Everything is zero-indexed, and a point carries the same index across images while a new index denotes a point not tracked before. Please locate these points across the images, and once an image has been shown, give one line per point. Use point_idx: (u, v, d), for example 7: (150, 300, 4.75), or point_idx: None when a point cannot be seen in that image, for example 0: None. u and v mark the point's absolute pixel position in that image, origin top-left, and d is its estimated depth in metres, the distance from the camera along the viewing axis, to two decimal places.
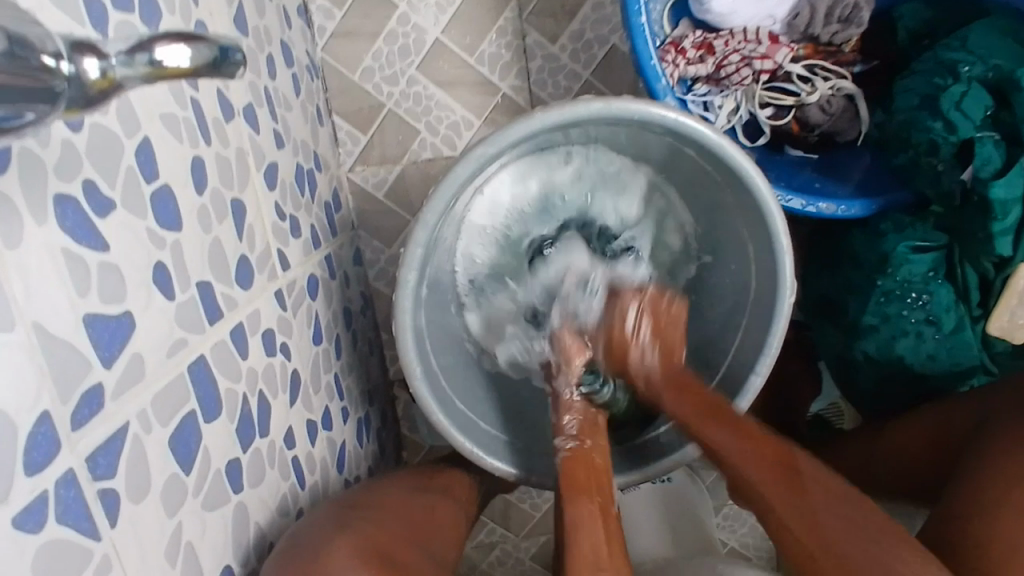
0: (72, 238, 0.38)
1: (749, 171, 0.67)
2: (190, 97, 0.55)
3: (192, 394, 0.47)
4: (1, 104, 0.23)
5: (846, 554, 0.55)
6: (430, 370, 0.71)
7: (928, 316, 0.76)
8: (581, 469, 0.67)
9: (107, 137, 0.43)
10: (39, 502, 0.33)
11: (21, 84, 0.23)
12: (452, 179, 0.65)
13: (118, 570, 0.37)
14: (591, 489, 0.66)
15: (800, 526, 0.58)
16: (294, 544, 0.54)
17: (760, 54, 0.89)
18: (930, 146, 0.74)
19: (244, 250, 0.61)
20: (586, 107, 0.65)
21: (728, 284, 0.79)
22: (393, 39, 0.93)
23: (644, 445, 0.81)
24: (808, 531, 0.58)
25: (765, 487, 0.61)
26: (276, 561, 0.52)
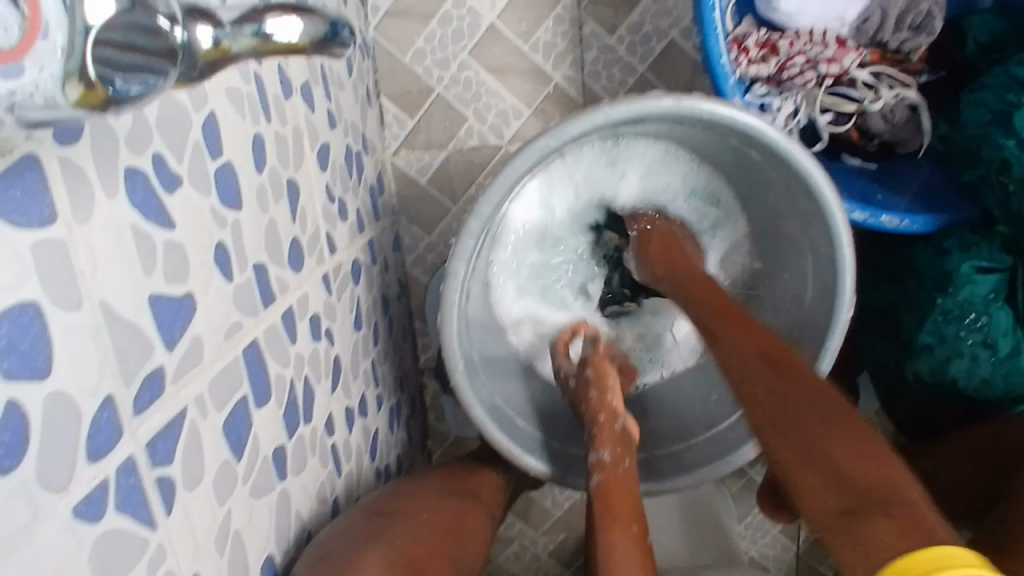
0: (140, 213, 0.36)
1: (820, 182, 0.64)
2: (253, 72, 0.53)
3: (245, 379, 0.46)
4: (117, 70, 0.21)
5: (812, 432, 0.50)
6: (473, 363, 0.70)
7: (986, 339, 0.73)
8: (617, 497, 0.66)
9: (176, 110, 0.41)
10: (100, 490, 0.31)
11: (145, 50, 0.21)
12: (512, 170, 0.63)
13: (171, 559, 0.36)
14: (627, 519, 0.65)
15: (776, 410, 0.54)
16: (325, 550, 0.52)
17: (827, 57, 0.86)
18: (1002, 164, 0.71)
19: (297, 232, 0.60)
20: (654, 104, 0.63)
21: (778, 292, 0.77)
22: (447, 21, 0.91)
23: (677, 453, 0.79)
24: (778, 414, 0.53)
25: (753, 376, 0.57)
26: (307, 565, 0.50)
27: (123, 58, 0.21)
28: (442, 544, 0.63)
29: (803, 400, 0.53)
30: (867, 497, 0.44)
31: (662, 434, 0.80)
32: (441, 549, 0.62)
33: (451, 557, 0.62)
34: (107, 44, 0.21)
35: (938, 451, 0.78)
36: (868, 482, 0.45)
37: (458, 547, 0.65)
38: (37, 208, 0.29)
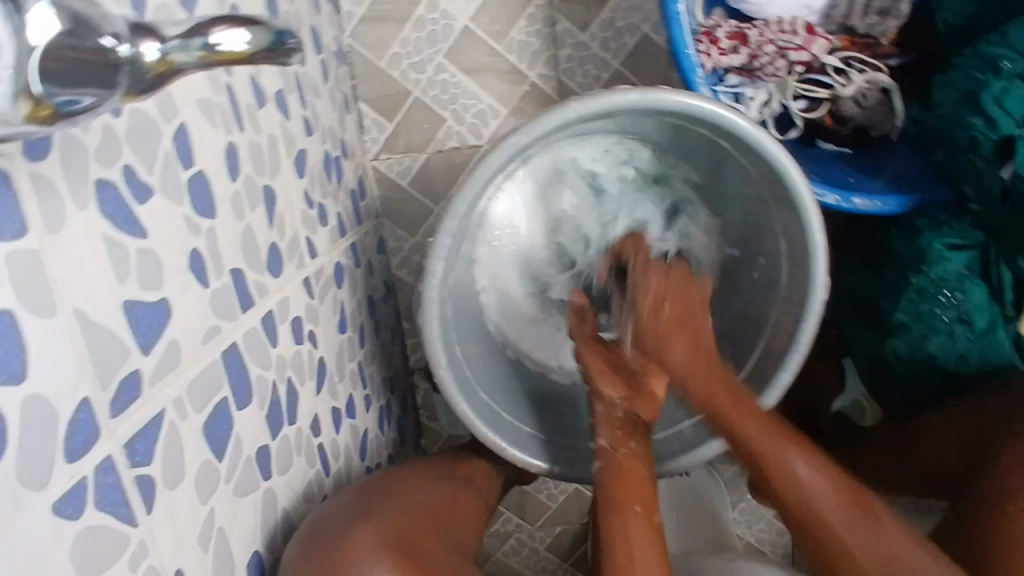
0: (112, 223, 0.38)
1: (787, 167, 0.66)
2: (225, 83, 0.54)
3: (225, 380, 0.48)
4: (62, 85, 0.22)
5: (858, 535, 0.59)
6: (456, 360, 0.71)
7: (961, 315, 0.74)
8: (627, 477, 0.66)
9: (145, 122, 0.42)
10: (79, 488, 0.32)
11: (90, 67, 0.23)
12: (485, 168, 0.64)
13: (154, 555, 0.37)
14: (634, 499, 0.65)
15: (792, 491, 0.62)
16: (317, 528, 0.54)
17: (796, 45, 0.89)
18: (971, 143, 0.71)
19: (275, 238, 0.61)
20: (621, 97, 0.64)
21: (755, 279, 0.79)
22: (422, 25, 0.92)
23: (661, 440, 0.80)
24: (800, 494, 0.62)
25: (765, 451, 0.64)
26: (299, 545, 0.52)
27: (70, 68, 0.22)
28: (436, 525, 0.64)
29: (801, 466, 0.63)
30: (851, 559, 0.58)
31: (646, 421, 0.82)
32: (434, 528, 0.63)
33: (446, 537, 0.64)
34: (54, 60, 0.22)
35: (913, 426, 0.80)
36: (881, 559, 0.58)
37: (449, 525, 0.67)
38: (7, 220, 0.30)
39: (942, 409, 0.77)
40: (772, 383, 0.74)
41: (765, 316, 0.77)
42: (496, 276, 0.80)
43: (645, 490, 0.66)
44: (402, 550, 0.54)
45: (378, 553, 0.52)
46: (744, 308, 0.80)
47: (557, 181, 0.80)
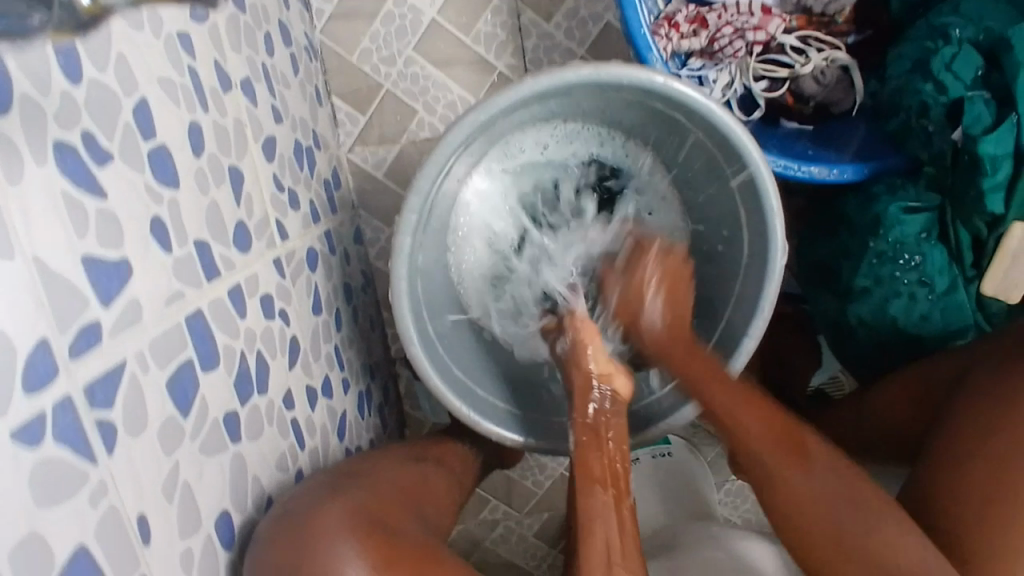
0: (72, 183, 0.40)
1: (739, 136, 0.68)
2: (188, 65, 0.57)
3: (190, 344, 0.49)
4: None
5: (840, 515, 0.60)
6: (428, 336, 0.73)
7: (921, 277, 0.76)
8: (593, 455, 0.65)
9: (106, 94, 0.45)
10: (37, 421, 0.34)
11: None
12: (446, 146, 0.67)
13: (114, 496, 0.39)
14: (605, 480, 0.64)
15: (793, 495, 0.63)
16: (286, 509, 0.55)
17: (753, 26, 0.91)
18: (921, 107, 0.74)
19: (242, 216, 0.63)
20: (575, 73, 0.66)
21: (719, 251, 0.80)
22: (390, 20, 0.95)
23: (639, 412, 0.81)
24: (802, 500, 0.62)
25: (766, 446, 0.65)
26: (269, 523, 0.53)
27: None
28: (405, 501, 0.65)
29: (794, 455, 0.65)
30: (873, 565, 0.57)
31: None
32: (403, 503, 0.64)
33: (414, 512, 0.65)
34: None
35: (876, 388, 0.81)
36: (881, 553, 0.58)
37: (419, 503, 0.68)
38: None
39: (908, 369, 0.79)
40: (738, 349, 0.74)
41: (728, 288, 0.79)
42: (472, 253, 0.83)
43: (615, 473, 0.65)
44: (369, 521, 0.55)
45: (344, 524, 0.53)
46: (712, 280, 0.81)
47: (523, 165, 0.83)
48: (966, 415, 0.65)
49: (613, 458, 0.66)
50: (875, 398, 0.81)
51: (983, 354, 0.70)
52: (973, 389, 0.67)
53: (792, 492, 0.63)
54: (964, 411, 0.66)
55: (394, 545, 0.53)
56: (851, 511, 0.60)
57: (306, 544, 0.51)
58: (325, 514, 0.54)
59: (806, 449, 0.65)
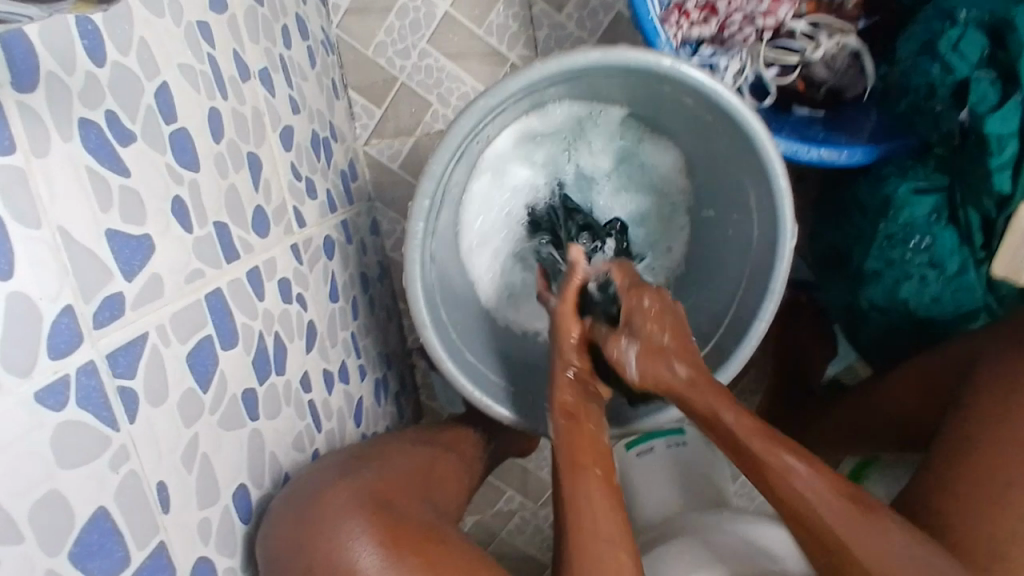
0: (95, 159, 0.41)
1: (746, 118, 0.68)
2: (207, 54, 0.58)
3: (209, 321, 0.51)
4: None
5: None
6: (441, 321, 0.74)
7: (932, 259, 0.76)
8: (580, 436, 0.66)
9: (128, 77, 0.46)
10: (61, 384, 0.36)
11: None
12: (457, 132, 0.68)
13: (134, 460, 0.41)
14: (590, 458, 0.64)
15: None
16: (300, 486, 0.56)
17: (763, 11, 0.91)
18: (928, 89, 0.74)
19: (261, 201, 0.65)
20: (582, 57, 0.67)
21: (729, 235, 0.80)
22: (405, 14, 0.97)
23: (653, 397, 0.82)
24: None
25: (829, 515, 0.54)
26: (285, 497, 0.54)
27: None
28: (414, 483, 0.66)
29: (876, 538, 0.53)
30: None
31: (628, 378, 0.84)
32: (412, 485, 0.65)
33: (426, 498, 0.66)
34: None
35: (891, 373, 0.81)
36: None
37: (429, 488, 0.68)
38: None
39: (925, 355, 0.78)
40: (746, 333, 0.74)
41: (739, 273, 0.79)
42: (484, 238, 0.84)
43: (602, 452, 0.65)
44: (375, 501, 0.56)
45: (351, 504, 0.54)
46: (724, 265, 0.82)
47: (530, 157, 0.84)
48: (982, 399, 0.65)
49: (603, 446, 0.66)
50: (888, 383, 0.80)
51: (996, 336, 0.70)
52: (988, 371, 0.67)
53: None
54: (983, 391, 0.65)
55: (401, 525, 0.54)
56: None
57: (317, 523, 0.52)
58: (334, 494, 0.55)
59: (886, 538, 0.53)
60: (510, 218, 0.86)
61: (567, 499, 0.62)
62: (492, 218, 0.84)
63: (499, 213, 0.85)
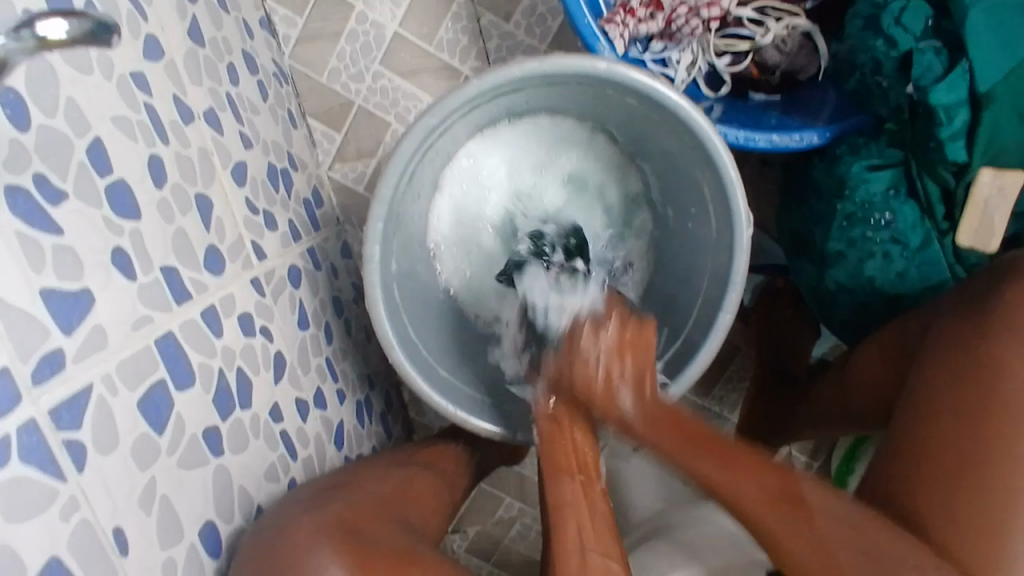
0: (25, 222, 0.43)
1: (688, 111, 0.68)
2: (144, 103, 0.59)
3: (161, 365, 0.52)
4: None
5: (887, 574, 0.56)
6: (409, 341, 0.75)
7: (894, 235, 0.76)
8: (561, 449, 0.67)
9: (57, 137, 0.47)
10: (1, 443, 0.37)
11: None
12: (402, 153, 0.69)
13: (87, 510, 0.42)
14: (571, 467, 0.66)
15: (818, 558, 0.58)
16: (269, 519, 0.57)
17: (707, 2, 0.91)
18: (873, 64, 0.74)
19: (213, 240, 0.66)
20: (519, 68, 0.67)
21: (690, 229, 0.81)
22: (355, 38, 0.98)
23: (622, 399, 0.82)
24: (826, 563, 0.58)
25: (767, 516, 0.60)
26: (255, 531, 0.56)
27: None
28: (384, 508, 0.67)
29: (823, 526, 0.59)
30: None
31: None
32: (383, 511, 0.66)
33: (397, 519, 0.66)
34: None
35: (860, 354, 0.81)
36: None
37: (401, 509, 0.69)
38: None
39: (885, 325, 0.79)
40: (714, 326, 0.74)
41: (701, 265, 0.79)
42: (452, 251, 0.84)
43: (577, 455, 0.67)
44: (344, 532, 0.57)
45: (318, 538, 0.55)
46: (685, 258, 0.82)
47: (495, 171, 0.84)
48: (939, 357, 0.67)
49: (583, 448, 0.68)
50: (856, 365, 0.81)
51: (950, 306, 0.70)
52: (943, 336, 0.68)
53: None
54: (937, 355, 0.67)
55: (369, 551, 0.55)
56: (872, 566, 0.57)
57: (287, 554, 0.53)
58: (299, 528, 0.56)
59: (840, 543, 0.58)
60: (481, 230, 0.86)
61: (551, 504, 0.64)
62: (462, 231, 0.85)
63: (470, 227, 0.85)
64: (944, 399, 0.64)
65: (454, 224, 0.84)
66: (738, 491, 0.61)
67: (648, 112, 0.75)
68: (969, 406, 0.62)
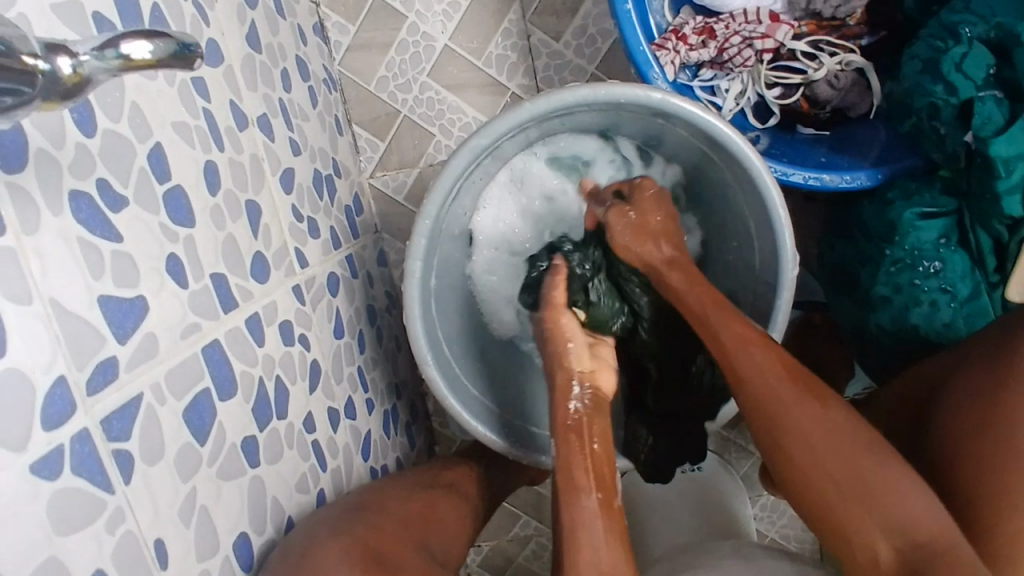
0: (87, 228, 0.43)
1: (741, 147, 0.67)
2: (202, 108, 0.60)
3: (206, 372, 0.52)
4: None
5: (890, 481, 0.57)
6: (443, 357, 0.75)
7: (943, 284, 0.74)
8: (577, 458, 0.64)
9: (119, 141, 0.48)
10: (56, 453, 0.37)
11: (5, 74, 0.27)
12: (450, 171, 0.68)
13: (131, 522, 0.42)
14: (589, 482, 0.62)
15: (819, 443, 0.59)
16: (288, 543, 0.56)
17: (761, 34, 0.89)
18: (930, 109, 0.72)
19: (260, 247, 0.66)
20: (572, 94, 0.67)
21: (732, 260, 0.80)
22: (405, 48, 0.98)
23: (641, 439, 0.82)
24: (825, 448, 0.58)
25: (776, 397, 0.61)
26: (276, 558, 0.54)
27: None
28: (409, 533, 0.66)
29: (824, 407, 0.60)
30: (918, 549, 0.54)
31: (632, 395, 0.87)
32: (408, 537, 0.65)
33: (420, 547, 0.65)
34: None
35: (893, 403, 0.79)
36: (924, 540, 0.55)
37: (426, 538, 0.68)
38: None
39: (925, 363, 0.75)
40: None
41: (743, 302, 0.78)
42: (483, 257, 0.84)
43: (605, 475, 0.64)
44: (367, 560, 0.56)
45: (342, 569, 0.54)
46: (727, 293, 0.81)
47: (532, 197, 0.84)
48: (973, 380, 0.65)
49: (597, 457, 0.65)
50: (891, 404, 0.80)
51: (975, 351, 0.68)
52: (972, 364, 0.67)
53: (876, 513, 0.56)
54: (973, 377, 0.65)
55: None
56: (854, 462, 0.58)
57: None
58: (324, 551, 0.54)
59: (848, 417, 0.60)
60: (513, 234, 0.85)
61: (565, 521, 0.60)
62: (493, 234, 0.84)
63: (501, 232, 0.84)
64: (989, 416, 0.62)
65: (485, 228, 0.83)
66: (754, 356, 0.63)
67: (699, 142, 0.73)
68: (1004, 441, 0.60)
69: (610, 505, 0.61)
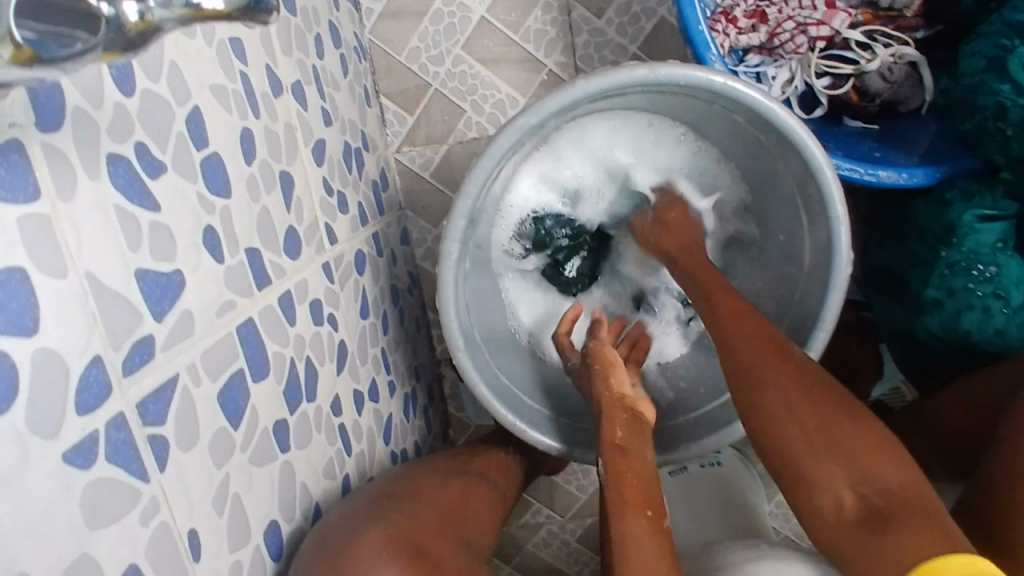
0: (123, 195, 0.39)
1: (806, 139, 0.64)
2: (239, 71, 0.56)
3: (240, 353, 0.49)
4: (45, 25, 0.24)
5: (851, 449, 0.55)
6: (474, 343, 0.72)
7: (997, 289, 0.72)
8: (624, 463, 0.64)
9: (158, 103, 0.44)
10: (90, 441, 0.35)
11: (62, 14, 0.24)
12: (493, 151, 0.65)
13: (165, 513, 0.39)
14: (637, 503, 0.61)
15: (790, 417, 0.57)
16: (325, 534, 0.53)
17: (816, 21, 0.85)
18: (998, 109, 0.69)
19: (293, 222, 0.63)
20: (629, 74, 0.63)
21: (779, 253, 0.78)
22: (439, 18, 0.94)
23: (674, 433, 0.80)
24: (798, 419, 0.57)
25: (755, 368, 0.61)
26: (309, 551, 0.51)
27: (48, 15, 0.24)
28: (445, 523, 0.64)
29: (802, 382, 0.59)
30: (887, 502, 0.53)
31: (661, 386, 0.84)
32: (444, 527, 0.63)
33: (459, 539, 0.64)
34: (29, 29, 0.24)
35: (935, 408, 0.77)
36: (892, 490, 0.53)
37: (462, 529, 0.66)
38: (20, 186, 0.32)
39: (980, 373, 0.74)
40: None
41: (787, 299, 0.76)
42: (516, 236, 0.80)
43: (653, 493, 0.62)
44: (411, 550, 0.54)
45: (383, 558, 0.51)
46: (770, 288, 0.79)
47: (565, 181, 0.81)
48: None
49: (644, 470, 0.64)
50: (933, 410, 0.77)
51: None
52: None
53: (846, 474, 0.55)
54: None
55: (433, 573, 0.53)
56: (820, 423, 0.56)
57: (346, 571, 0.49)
58: (364, 541, 0.52)
59: (824, 392, 0.58)
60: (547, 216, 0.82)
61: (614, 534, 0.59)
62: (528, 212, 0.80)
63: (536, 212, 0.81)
64: None
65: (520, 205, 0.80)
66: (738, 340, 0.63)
67: (755, 129, 0.70)
68: None
69: (660, 524, 0.60)
